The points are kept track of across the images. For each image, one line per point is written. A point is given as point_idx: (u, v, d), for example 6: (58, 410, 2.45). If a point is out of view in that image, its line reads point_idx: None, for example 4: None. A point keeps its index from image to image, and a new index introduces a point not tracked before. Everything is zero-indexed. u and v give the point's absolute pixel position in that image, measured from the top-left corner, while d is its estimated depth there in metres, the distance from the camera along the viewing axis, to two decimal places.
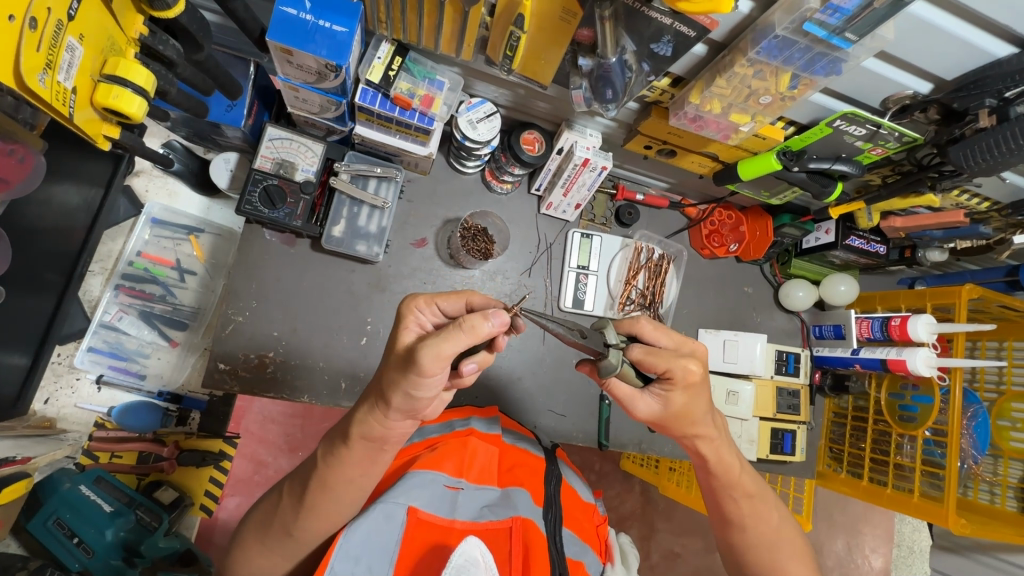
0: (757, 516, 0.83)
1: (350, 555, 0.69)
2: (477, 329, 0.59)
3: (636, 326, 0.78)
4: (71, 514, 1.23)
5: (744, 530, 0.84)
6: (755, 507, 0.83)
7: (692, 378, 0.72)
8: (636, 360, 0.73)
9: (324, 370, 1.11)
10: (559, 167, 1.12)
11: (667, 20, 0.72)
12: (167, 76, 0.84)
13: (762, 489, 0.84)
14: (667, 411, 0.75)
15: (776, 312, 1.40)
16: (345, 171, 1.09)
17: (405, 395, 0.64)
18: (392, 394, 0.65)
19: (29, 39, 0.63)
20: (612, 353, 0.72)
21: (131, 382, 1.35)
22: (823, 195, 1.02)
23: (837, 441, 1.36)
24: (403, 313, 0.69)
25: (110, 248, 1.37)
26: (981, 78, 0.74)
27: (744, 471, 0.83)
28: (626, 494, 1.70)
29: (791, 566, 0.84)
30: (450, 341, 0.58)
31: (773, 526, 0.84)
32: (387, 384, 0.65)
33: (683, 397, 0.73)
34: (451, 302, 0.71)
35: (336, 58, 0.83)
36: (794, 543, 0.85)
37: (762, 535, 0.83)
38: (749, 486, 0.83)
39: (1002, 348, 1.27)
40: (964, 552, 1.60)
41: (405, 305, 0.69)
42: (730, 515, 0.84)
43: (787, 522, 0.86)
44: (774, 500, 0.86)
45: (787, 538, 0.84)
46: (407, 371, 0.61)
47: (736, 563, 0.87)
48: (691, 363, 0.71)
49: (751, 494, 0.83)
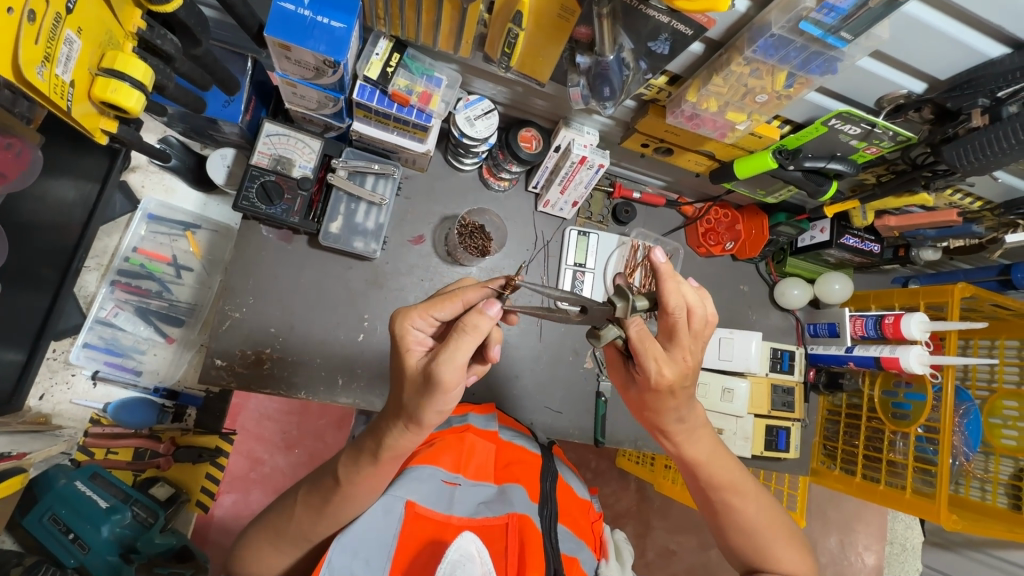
0: (734, 498, 0.83)
1: (348, 549, 0.69)
2: (481, 328, 0.60)
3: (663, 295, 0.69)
4: (67, 509, 1.22)
5: (723, 510, 0.84)
6: (731, 488, 0.83)
7: (662, 382, 0.72)
8: (632, 339, 0.71)
9: (321, 366, 1.11)
10: (557, 165, 1.12)
11: (664, 19, 0.73)
12: (164, 70, 0.83)
13: (736, 482, 0.83)
14: (636, 397, 0.80)
15: (772, 311, 1.41)
16: (342, 168, 1.10)
17: (436, 413, 0.64)
18: (420, 416, 0.64)
19: (28, 32, 0.63)
20: (604, 333, 0.73)
21: (127, 378, 1.34)
22: (818, 193, 1.03)
23: (830, 439, 1.39)
24: (400, 333, 0.66)
25: (105, 243, 1.36)
26: (974, 78, 0.75)
27: (713, 462, 0.83)
28: (622, 491, 1.71)
29: (779, 549, 0.83)
30: (463, 347, 0.60)
31: (751, 512, 0.83)
32: (410, 407, 0.64)
33: (646, 391, 0.76)
34: (445, 309, 0.68)
35: (335, 54, 0.83)
36: (779, 526, 0.84)
37: (741, 525, 0.83)
38: (722, 478, 0.83)
39: (994, 346, 1.29)
40: (957, 548, 1.62)
41: (398, 324, 0.67)
42: (707, 494, 0.85)
43: (771, 506, 0.85)
44: (753, 488, 0.85)
45: (773, 520, 0.84)
46: (428, 393, 0.61)
47: (724, 542, 0.87)
48: (663, 367, 0.71)
49: (722, 487, 0.83)
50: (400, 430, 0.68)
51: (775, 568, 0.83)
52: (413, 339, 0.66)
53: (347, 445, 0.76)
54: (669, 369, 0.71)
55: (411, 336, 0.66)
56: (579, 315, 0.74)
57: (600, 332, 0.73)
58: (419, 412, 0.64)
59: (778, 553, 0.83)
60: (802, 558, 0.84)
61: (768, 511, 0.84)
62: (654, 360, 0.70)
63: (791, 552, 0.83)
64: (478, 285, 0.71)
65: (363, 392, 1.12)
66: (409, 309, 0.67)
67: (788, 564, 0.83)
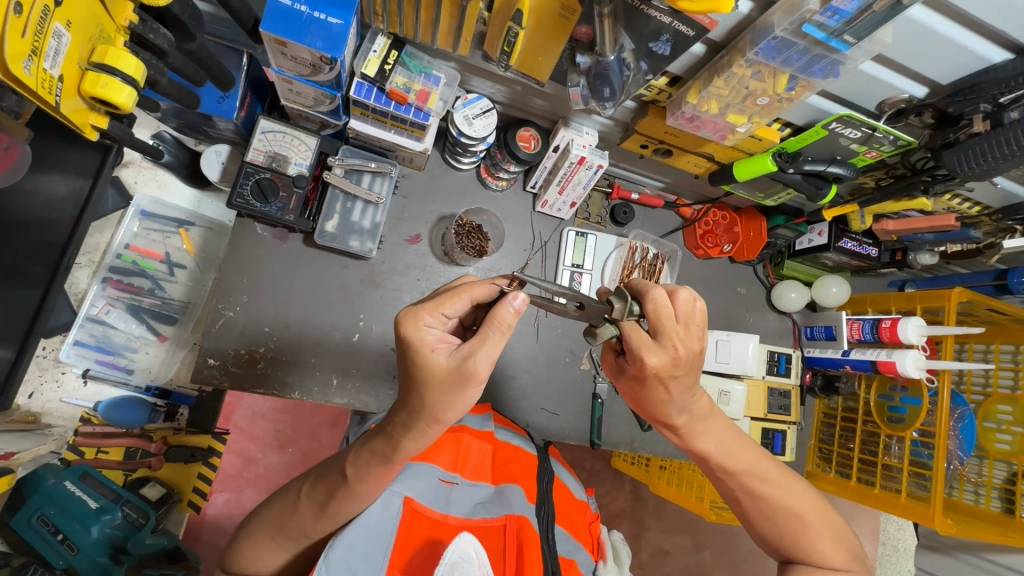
0: (755, 482, 0.81)
1: (346, 545, 0.68)
2: (512, 327, 0.61)
3: (646, 291, 0.71)
4: (56, 510, 1.20)
5: (746, 497, 0.82)
6: (750, 473, 0.81)
7: (646, 370, 0.71)
8: (625, 335, 0.72)
9: (316, 365, 1.10)
10: (555, 165, 1.11)
11: (666, 19, 0.72)
12: (157, 65, 0.82)
13: (755, 467, 0.81)
14: (628, 391, 0.80)
15: (769, 313, 1.40)
16: (339, 166, 1.08)
17: (463, 406, 0.64)
18: (445, 413, 0.64)
19: (15, 25, 0.61)
20: (600, 331, 0.73)
21: (118, 377, 1.32)
22: (817, 197, 1.02)
23: (826, 442, 1.38)
24: (413, 335, 0.63)
25: (97, 240, 1.34)
26: (976, 83, 0.75)
27: (725, 451, 0.81)
28: (616, 492, 1.70)
29: (813, 535, 0.80)
30: (498, 345, 0.62)
31: (776, 497, 0.80)
32: (436, 406, 0.63)
33: (635, 380, 0.75)
34: (454, 305, 0.67)
35: (331, 51, 0.82)
36: (813, 510, 0.81)
37: (767, 512, 0.81)
38: (737, 467, 0.81)
39: (989, 351, 1.30)
40: (950, 552, 1.63)
41: (411, 325, 0.63)
42: (726, 484, 0.83)
43: (802, 491, 0.82)
44: (777, 473, 0.82)
45: (802, 503, 0.81)
46: (463, 388, 0.62)
47: (757, 532, 0.85)
48: (646, 354, 0.69)
49: (740, 475, 0.81)
50: (405, 429, 0.66)
51: (809, 557, 0.80)
52: (430, 339, 0.63)
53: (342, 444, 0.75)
54: (655, 358, 0.70)
55: (429, 337, 0.63)
56: (575, 310, 0.74)
57: (596, 330, 0.74)
58: (445, 409, 0.63)
59: (814, 539, 0.80)
60: (838, 547, 0.80)
61: (797, 496, 0.81)
62: (636, 349, 0.70)
63: (826, 539, 0.80)
64: (482, 280, 0.70)
65: (358, 393, 1.10)
66: (417, 309, 0.65)
67: (825, 551, 0.79)
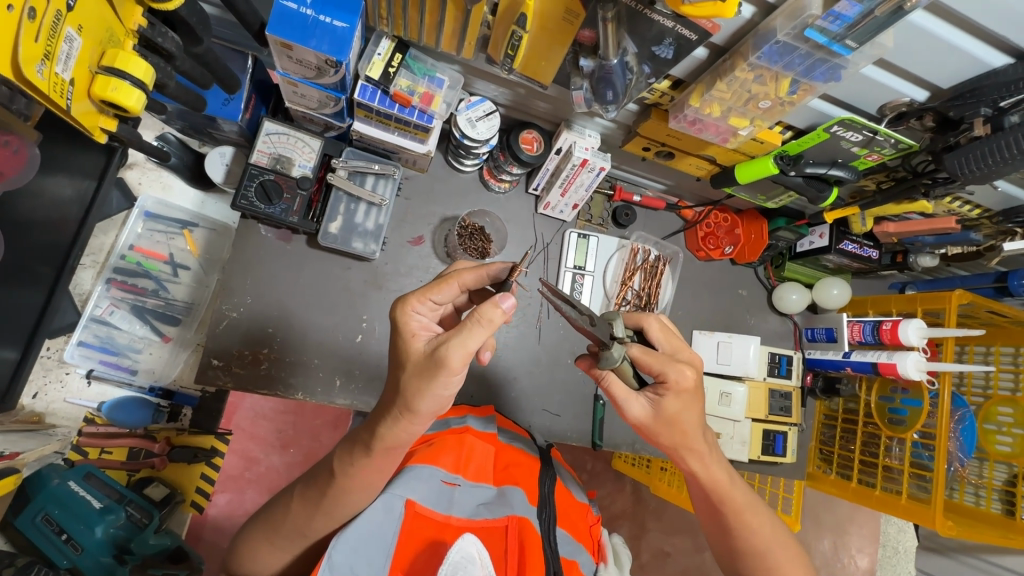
0: (753, 520, 0.82)
1: (348, 547, 0.68)
2: (494, 323, 0.61)
3: (644, 320, 0.81)
4: (60, 510, 1.21)
5: (738, 532, 0.82)
6: (750, 510, 0.82)
7: (686, 384, 0.73)
8: (634, 357, 0.75)
9: (319, 366, 1.10)
10: (558, 167, 1.12)
11: (669, 23, 0.73)
12: (165, 68, 0.82)
13: (753, 504, 0.82)
14: (658, 417, 0.75)
15: (770, 315, 1.41)
16: (343, 168, 1.09)
17: (433, 398, 0.64)
18: (417, 402, 0.65)
19: (28, 29, 0.62)
20: (613, 347, 0.73)
21: (122, 377, 1.33)
22: (818, 200, 1.02)
23: (827, 443, 1.38)
24: (402, 320, 0.68)
25: (101, 241, 1.35)
26: (977, 87, 0.76)
27: (733, 485, 0.82)
28: (617, 493, 1.71)
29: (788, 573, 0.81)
30: (473, 337, 0.61)
31: (765, 533, 0.82)
32: (409, 393, 0.65)
33: (666, 404, 0.74)
34: (442, 292, 0.72)
35: (337, 54, 0.83)
36: (792, 551, 0.83)
37: (754, 549, 0.81)
38: (738, 500, 0.82)
39: (990, 352, 1.31)
40: (949, 553, 1.63)
41: (400, 311, 0.68)
42: (724, 519, 0.83)
43: (785, 535, 0.83)
44: (770, 517, 0.84)
45: (785, 546, 0.82)
46: (432, 377, 0.62)
47: (732, 564, 0.85)
48: (685, 369, 0.73)
49: (740, 510, 0.81)
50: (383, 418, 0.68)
51: None
52: (415, 324, 0.68)
53: (342, 442, 0.76)
54: (690, 372, 0.73)
55: (414, 323, 0.68)
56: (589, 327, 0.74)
57: (608, 350, 0.73)
58: (416, 398, 0.64)
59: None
60: None
61: (778, 537, 0.83)
62: (668, 364, 0.73)
63: None
64: (472, 268, 0.75)
65: (360, 394, 1.11)
66: (408, 296, 0.70)
67: None
